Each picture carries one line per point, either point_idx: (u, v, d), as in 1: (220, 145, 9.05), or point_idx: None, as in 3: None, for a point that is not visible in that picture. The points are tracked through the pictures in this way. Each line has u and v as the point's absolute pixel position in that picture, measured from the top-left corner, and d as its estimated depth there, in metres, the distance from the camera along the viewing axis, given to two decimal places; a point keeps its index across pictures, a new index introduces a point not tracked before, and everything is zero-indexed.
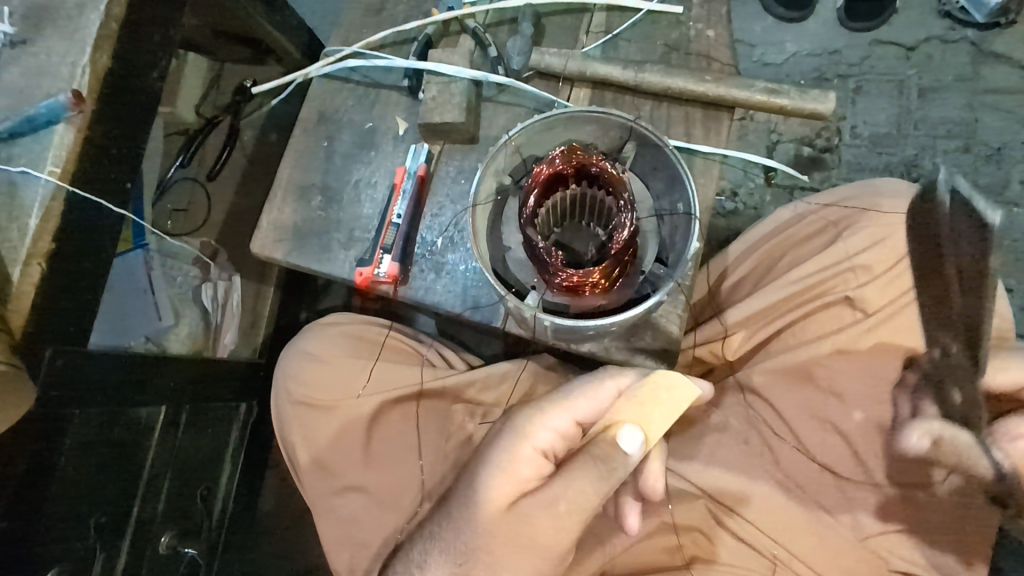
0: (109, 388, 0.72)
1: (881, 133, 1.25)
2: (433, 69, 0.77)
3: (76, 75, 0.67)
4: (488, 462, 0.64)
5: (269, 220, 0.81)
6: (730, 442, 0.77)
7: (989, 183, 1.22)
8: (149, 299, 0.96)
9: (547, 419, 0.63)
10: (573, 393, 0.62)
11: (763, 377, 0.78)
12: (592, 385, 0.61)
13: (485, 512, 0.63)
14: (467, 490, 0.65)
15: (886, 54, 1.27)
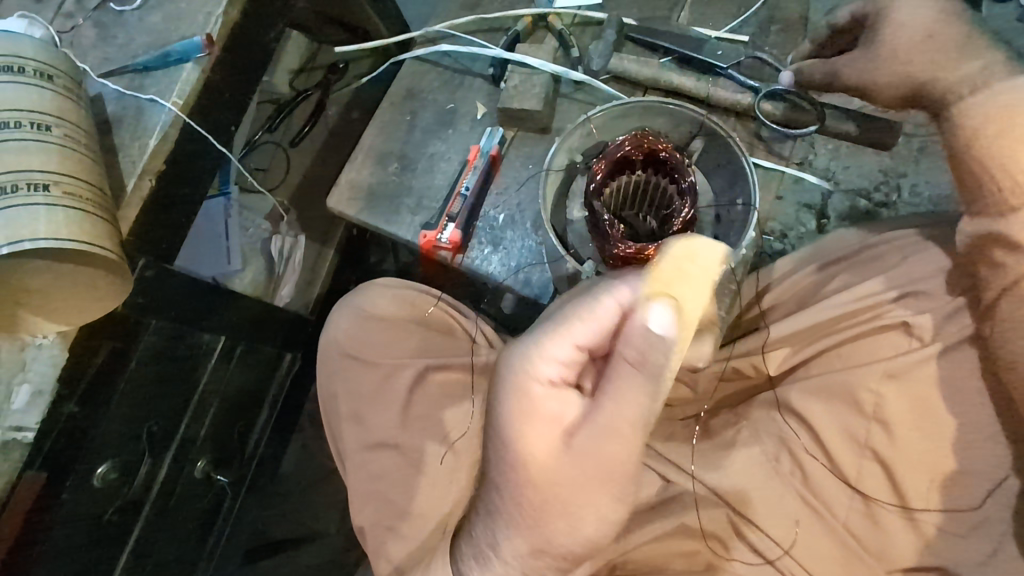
0: (183, 307, 0.78)
1: (942, 194, 1.24)
2: (519, 60, 0.84)
3: (209, 22, 0.75)
4: (506, 421, 0.56)
5: (347, 179, 0.87)
6: (759, 458, 0.73)
7: None
8: (223, 243, 1.06)
9: (545, 353, 0.54)
10: (565, 319, 0.54)
11: (802, 399, 0.73)
12: (585, 303, 0.53)
13: (535, 454, 0.55)
14: (498, 454, 0.57)
15: None
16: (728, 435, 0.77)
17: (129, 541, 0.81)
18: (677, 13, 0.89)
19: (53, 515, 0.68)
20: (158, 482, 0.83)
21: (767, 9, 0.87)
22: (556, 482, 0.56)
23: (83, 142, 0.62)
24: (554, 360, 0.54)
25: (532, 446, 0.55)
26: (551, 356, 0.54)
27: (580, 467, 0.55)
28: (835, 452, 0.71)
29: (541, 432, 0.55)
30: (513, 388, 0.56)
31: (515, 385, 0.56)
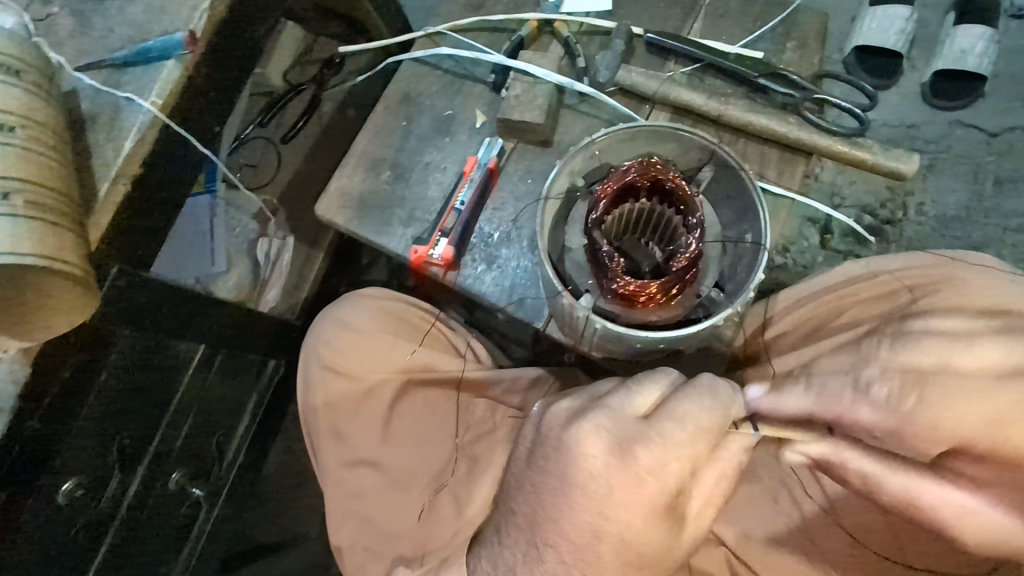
0: (158, 317, 0.74)
1: (949, 215, 1.21)
2: (522, 68, 0.79)
3: (193, 18, 0.71)
4: (620, 496, 0.56)
5: (337, 186, 0.83)
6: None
7: None
8: (207, 243, 1.00)
9: (681, 441, 0.57)
10: (708, 413, 0.57)
11: None
12: (725, 401, 0.58)
13: (638, 524, 0.57)
14: (597, 522, 0.57)
15: (967, 136, 1.23)
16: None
17: (97, 555, 0.78)
18: (689, 24, 0.85)
19: (13, 534, 0.65)
20: (129, 494, 0.80)
21: (784, 24, 0.83)
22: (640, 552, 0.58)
23: (51, 145, 0.58)
24: (679, 457, 0.57)
25: (634, 531, 0.57)
26: (679, 453, 0.57)
27: (671, 551, 0.59)
28: (834, 499, 0.69)
29: (649, 521, 0.57)
30: (633, 475, 0.56)
31: (634, 472, 0.56)
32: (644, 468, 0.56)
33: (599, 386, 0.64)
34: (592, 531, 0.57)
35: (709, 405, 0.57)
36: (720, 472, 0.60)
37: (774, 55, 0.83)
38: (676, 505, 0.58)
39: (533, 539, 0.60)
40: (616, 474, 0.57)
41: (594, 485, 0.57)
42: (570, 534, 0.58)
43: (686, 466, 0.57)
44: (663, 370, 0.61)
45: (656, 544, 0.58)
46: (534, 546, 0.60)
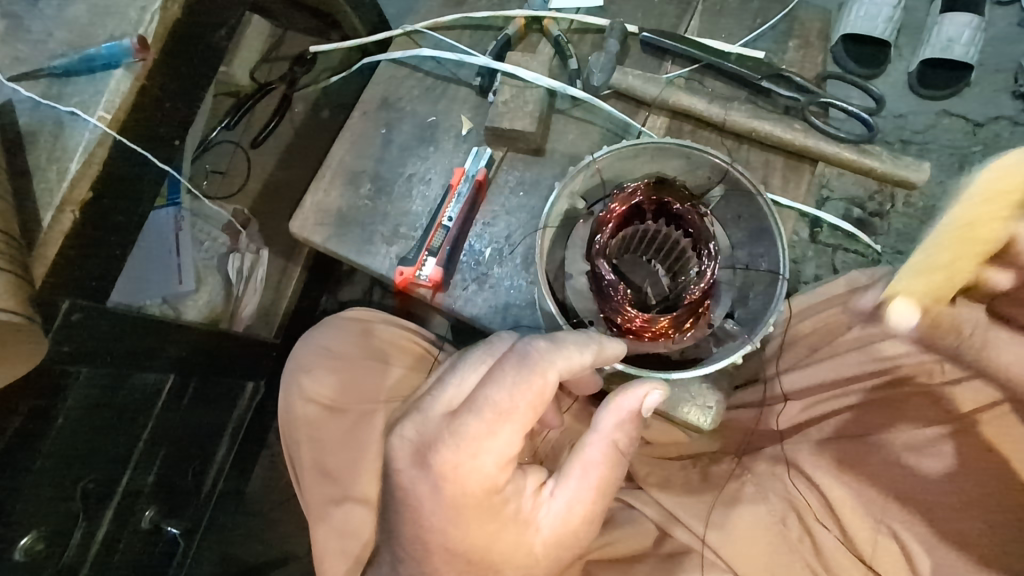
0: (119, 351, 0.67)
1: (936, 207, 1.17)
2: (510, 71, 0.74)
3: (143, 21, 0.63)
4: (457, 496, 0.55)
5: (313, 201, 0.77)
6: (765, 520, 0.67)
7: None
8: (173, 260, 0.96)
9: (500, 426, 0.53)
10: (527, 380, 0.52)
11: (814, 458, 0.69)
12: (550, 366, 0.52)
13: (484, 514, 0.56)
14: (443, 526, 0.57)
15: (952, 125, 1.19)
16: (725, 486, 0.70)
17: None
18: (686, 21, 0.80)
19: None
20: (99, 539, 0.74)
21: (785, 22, 0.79)
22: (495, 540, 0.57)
23: None
24: (480, 469, 0.54)
25: (474, 540, 0.57)
26: (484, 467, 0.54)
27: (523, 533, 0.58)
28: (849, 525, 0.66)
29: (476, 524, 0.56)
30: (448, 484, 0.55)
31: (451, 486, 0.55)
32: (449, 476, 0.54)
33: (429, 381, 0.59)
34: (436, 545, 0.57)
35: (519, 376, 0.53)
36: (574, 478, 0.58)
37: (775, 55, 0.79)
38: (521, 505, 0.58)
39: (407, 557, 0.60)
40: (429, 484, 0.56)
41: (427, 496, 0.56)
42: (410, 546, 0.59)
43: (492, 476, 0.55)
44: (496, 339, 0.58)
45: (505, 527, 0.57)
46: (406, 563, 0.60)
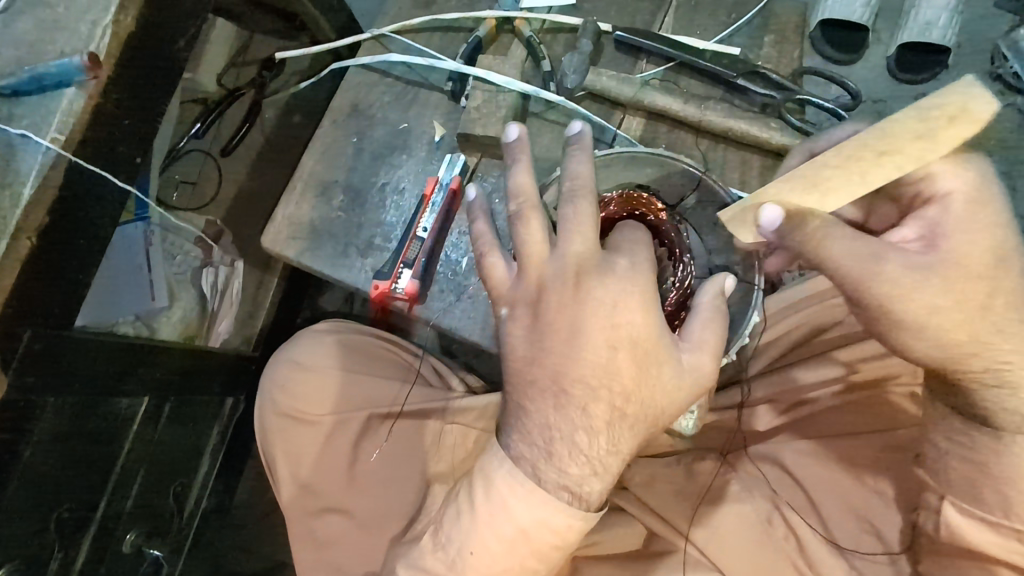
0: (88, 379, 0.66)
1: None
2: (481, 76, 0.72)
3: (95, 35, 0.61)
4: (597, 329, 0.46)
5: (285, 214, 0.75)
6: (750, 517, 0.67)
7: None
8: (144, 277, 0.91)
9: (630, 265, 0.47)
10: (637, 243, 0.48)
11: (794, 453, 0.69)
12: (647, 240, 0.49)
13: (626, 354, 0.46)
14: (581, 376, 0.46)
15: None
16: (712, 484, 0.70)
17: None
18: (661, 18, 0.78)
19: None
20: (76, 568, 0.72)
21: (761, 16, 0.77)
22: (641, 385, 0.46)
23: None
24: (636, 298, 0.46)
25: (630, 380, 0.46)
26: (636, 291, 0.46)
27: (669, 383, 0.47)
28: (823, 509, 0.67)
29: (623, 367, 0.46)
30: (597, 311, 0.46)
31: (596, 318, 0.46)
32: (601, 303, 0.46)
33: (535, 235, 0.48)
34: (590, 396, 0.46)
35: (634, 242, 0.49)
36: (702, 324, 0.49)
37: (751, 51, 0.77)
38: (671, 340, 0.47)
39: (538, 421, 0.48)
40: (587, 323, 0.46)
41: (563, 337, 0.47)
42: (555, 394, 0.47)
43: (639, 300, 0.46)
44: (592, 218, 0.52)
45: (646, 373, 0.47)
46: (538, 430, 0.48)
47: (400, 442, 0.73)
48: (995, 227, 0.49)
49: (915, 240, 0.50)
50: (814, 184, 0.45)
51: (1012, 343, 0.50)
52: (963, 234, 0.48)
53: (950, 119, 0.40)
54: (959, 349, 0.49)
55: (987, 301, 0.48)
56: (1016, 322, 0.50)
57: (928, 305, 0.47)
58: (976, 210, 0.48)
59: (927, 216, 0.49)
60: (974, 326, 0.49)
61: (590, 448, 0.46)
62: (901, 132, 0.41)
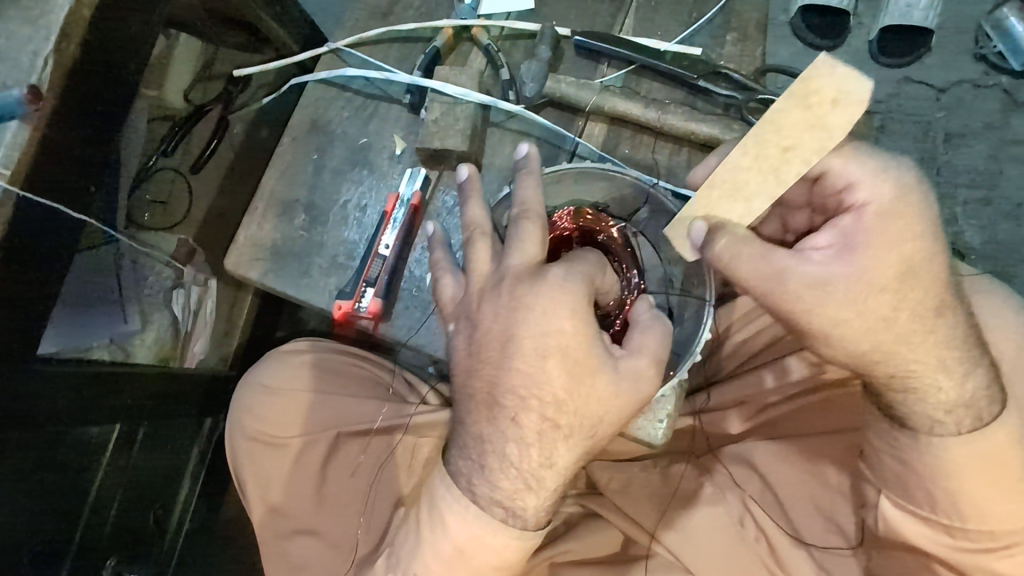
0: (54, 412, 0.66)
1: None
2: (438, 88, 0.71)
3: (36, 66, 0.60)
4: (527, 335, 0.46)
5: (247, 235, 0.74)
6: (723, 521, 0.67)
7: (1009, 239, 1.10)
8: (115, 298, 0.88)
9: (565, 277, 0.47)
10: (577, 259, 0.49)
11: (765, 454, 0.69)
12: (593, 262, 0.49)
13: (554, 363, 0.46)
14: (512, 391, 0.46)
15: (915, 95, 1.11)
16: (686, 487, 0.70)
17: None
18: (621, 20, 0.77)
19: None
20: None
21: (723, 13, 0.76)
22: (572, 396, 0.46)
23: None
24: (565, 308, 0.45)
25: (562, 390, 0.46)
26: (567, 301, 0.46)
27: (603, 400, 0.46)
28: (794, 513, 0.66)
29: (552, 379, 0.46)
30: (528, 322, 0.46)
31: (526, 327, 0.46)
32: (530, 313, 0.46)
33: (481, 256, 0.51)
34: (522, 408, 0.46)
35: (585, 262, 0.49)
36: (639, 340, 0.48)
37: (713, 50, 0.76)
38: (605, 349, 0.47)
39: (472, 446, 0.48)
40: (517, 327, 0.46)
41: (498, 346, 0.47)
42: (491, 414, 0.47)
43: (568, 308, 0.45)
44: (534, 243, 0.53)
45: (579, 389, 0.46)
46: (474, 454, 0.48)
47: (373, 459, 0.73)
48: (909, 237, 0.47)
49: (829, 247, 0.49)
50: (738, 194, 0.48)
51: (917, 352, 0.49)
52: (873, 245, 0.47)
53: (833, 102, 0.43)
54: (867, 357, 0.50)
55: (891, 314, 0.48)
56: (921, 332, 0.49)
57: (829, 317, 0.48)
58: (888, 220, 0.47)
59: (842, 225, 0.48)
60: (878, 336, 0.49)
61: (521, 462, 0.47)
62: (792, 124, 0.44)
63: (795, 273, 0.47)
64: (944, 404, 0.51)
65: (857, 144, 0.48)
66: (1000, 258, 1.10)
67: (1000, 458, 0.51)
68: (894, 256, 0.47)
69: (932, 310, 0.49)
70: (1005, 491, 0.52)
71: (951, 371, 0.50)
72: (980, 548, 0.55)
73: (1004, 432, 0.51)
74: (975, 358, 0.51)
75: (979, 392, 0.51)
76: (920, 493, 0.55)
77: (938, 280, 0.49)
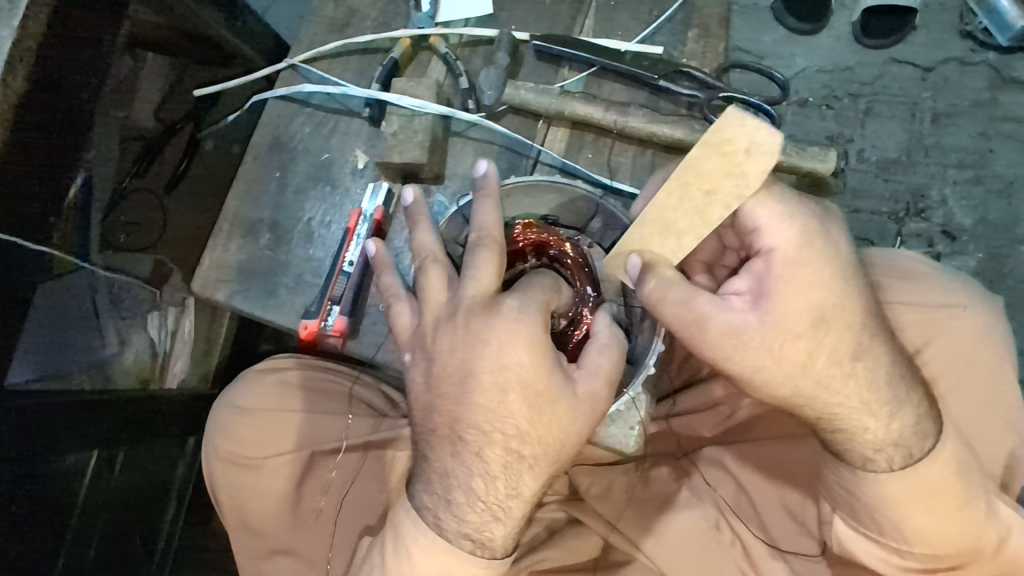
0: (28, 445, 0.67)
1: (889, 158, 1.10)
2: (394, 101, 0.70)
3: None
4: (485, 369, 0.46)
5: (212, 258, 0.74)
6: (699, 525, 0.66)
7: (998, 219, 1.08)
8: (93, 323, 0.92)
9: (519, 307, 0.47)
10: (531, 285, 0.49)
11: (737, 456, 0.69)
12: (545, 286, 0.50)
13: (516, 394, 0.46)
14: (472, 429, 0.47)
15: (901, 74, 1.11)
16: (664, 492, 0.69)
17: None
18: (581, 21, 0.76)
19: None
20: None
21: (683, 11, 0.75)
22: (536, 428, 0.46)
23: None
24: (523, 342, 0.46)
25: (524, 420, 0.46)
26: (524, 334, 0.46)
27: (563, 429, 0.47)
28: (765, 515, 0.67)
29: (512, 411, 0.46)
30: (485, 356, 0.46)
31: (484, 361, 0.46)
32: (489, 347, 0.46)
33: (434, 286, 0.51)
34: (484, 441, 0.46)
35: (540, 288, 0.49)
36: (595, 363, 0.49)
37: (675, 48, 0.75)
38: (563, 376, 0.47)
39: (436, 479, 0.49)
40: (479, 358, 0.47)
41: (458, 379, 0.47)
42: (451, 445, 0.47)
43: (525, 341, 0.46)
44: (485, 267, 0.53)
45: (534, 421, 0.46)
46: (439, 487, 0.48)
47: (348, 475, 0.74)
48: (818, 284, 0.47)
49: (746, 293, 0.49)
50: (667, 231, 0.48)
51: (841, 396, 0.48)
52: (782, 292, 0.47)
53: (745, 152, 0.45)
54: (790, 402, 0.49)
55: (807, 359, 0.47)
56: (841, 377, 0.48)
57: (746, 364, 0.48)
58: (796, 266, 0.47)
59: (755, 271, 0.49)
60: (797, 382, 0.48)
61: (487, 494, 0.47)
62: (711, 171, 0.46)
63: (710, 321, 0.47)
64: (874, 442, 0.49)
65: (770, 184, 0.49)
66: (990, 238, 1.07)
67: (940, 489, 0.50)
68: (806, 301, 0.47)
69: (851, 352, 0.48)
70: (950, 517, 0.51)
71: (879, 412, 0.49)
72: (927, 569, 0.55)
73: (944, 460, 0.50)
74: (904, 396, 0.50)
75: (910, 430, 0.50)
76: (872, 522, 0.54)
77: (855, 322, 0.48)
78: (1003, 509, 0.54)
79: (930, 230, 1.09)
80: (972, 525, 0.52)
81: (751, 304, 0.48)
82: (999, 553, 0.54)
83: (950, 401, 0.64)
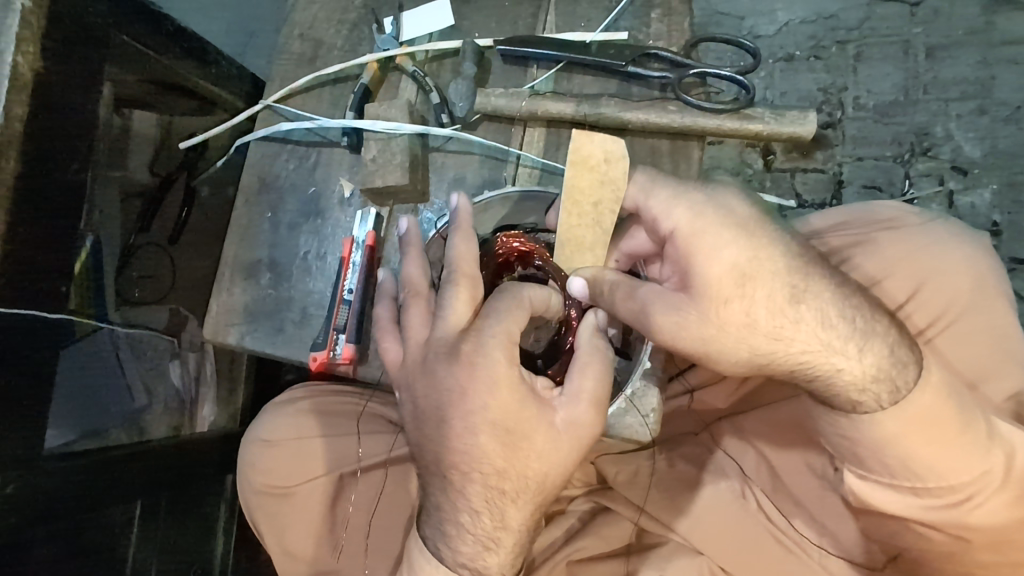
0: (70, 501, 0.71)
1: (886, 101, 1.06)
2: (370, 127, 0.71)
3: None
4: (464, 404, 0.48)
5: (219, 303, 0.76)
6: (722, 505, 0.66)
7: (1011, 147, 1.03)
8: (121, 382, 0.89)
9: (483, 340, 0.48)
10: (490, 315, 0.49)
11: (753, 429, 0.69)
12: (506, 309, 0.49)
13: (501, 416, 0.48)
14: (455, 470, 0.49)
15: (887, 13, 1.08)
16: (687, 473, 0.68)
17: None
18: (542, 19, 0.75)
19: None
20: None
21: None
22: (520, 455, 0.48)
23: None
24: (491, 374, 0.48)
25: (500, 451, 0.48)
26: (489, 368, 0.48)
27: (543, 462, 0.49)
28: (791, 488, 0.66)
29: (495, 446, 0.48)
30: (454, 392, 0.49)
31: (453, 402, 0.49)
32: (454, 389, 0.49)
33: (416, 322, 0.53)
34: (466, 476, 0.49)
35: (506, 311, 0.49)
36: (576, 388, 0.50)
37: (640, 30, 0.74)
38: (540, 404, 0.49)
39: (440, 499, 0.51)
40: (452, 396, 0.49)
41: (436, 413, 0.50)
42: (445, 471, 0.50)
43: (495, 376, 0.48)
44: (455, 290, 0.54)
45: (511, 455, 0.48)
46: (444, 507, 0.51)
47: (376, 491, 0.76)
48: (723, 244, 0.48)
49: (673, 280, 0.51)
50: (582, 247, 0.54)
51: (801, 343, 0.48)
52: (696, 268, 0.49)
53: (604, 162, 0.51)
54: (756, 361, 0.49)
55: (749, 318, 0.48)
56: (789, 326, 0.48)
57: (694, 338, 0.49)
58: (695, 242, 0.49)
59: (669, 256, 0.51)
60: (750, 342, 0.48)
61: (475, 527, 0.50)
62: (586, 185, 0.52)
63: (651, 309, 0.50)
64: (852, 381, 0.48)
65: (648, 181, 0.52)
66: (1004, 168, 1.03)
67: (934, 419, 0.49)
68: (720, 262, 0.48)
69: (789, 299, 0.48)
70: (951, 446, 0.51)
71: (846, 349, 0.48)
72: (948, 504, 0.54)
73: (934, 385, 0.49)
74: (868, 326, 0.49)
75: (886, 361, 0.48)
76: (881, 462, 0.53)
77: (782, 265, 0.48)
78: (1004, 428, 0.54)
79: (940, 167, 1.05)
80: (975, 454, 0.52)
81: (676, 284, 0.51)
82: (1011, 478, 0.53)
83: (969, 351, 0.62)
